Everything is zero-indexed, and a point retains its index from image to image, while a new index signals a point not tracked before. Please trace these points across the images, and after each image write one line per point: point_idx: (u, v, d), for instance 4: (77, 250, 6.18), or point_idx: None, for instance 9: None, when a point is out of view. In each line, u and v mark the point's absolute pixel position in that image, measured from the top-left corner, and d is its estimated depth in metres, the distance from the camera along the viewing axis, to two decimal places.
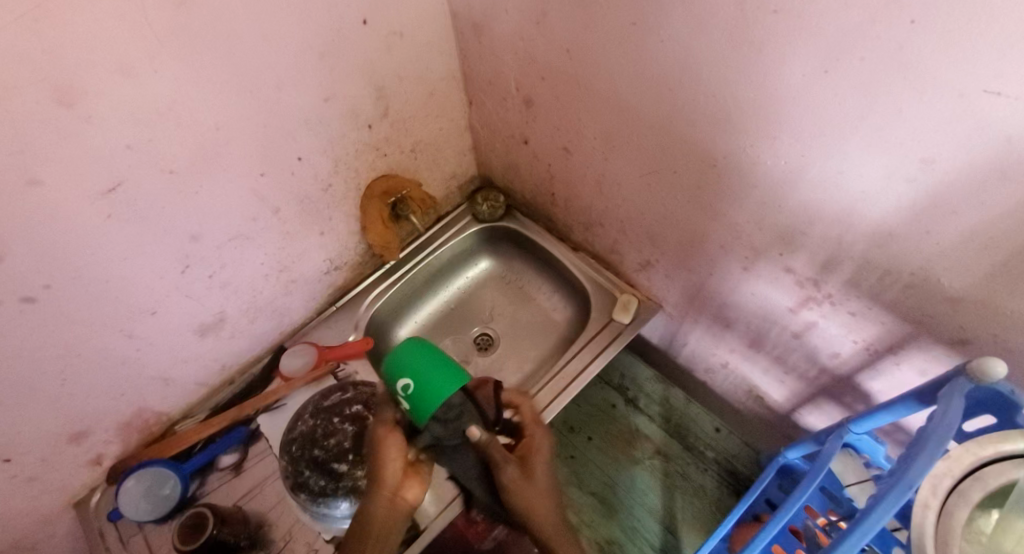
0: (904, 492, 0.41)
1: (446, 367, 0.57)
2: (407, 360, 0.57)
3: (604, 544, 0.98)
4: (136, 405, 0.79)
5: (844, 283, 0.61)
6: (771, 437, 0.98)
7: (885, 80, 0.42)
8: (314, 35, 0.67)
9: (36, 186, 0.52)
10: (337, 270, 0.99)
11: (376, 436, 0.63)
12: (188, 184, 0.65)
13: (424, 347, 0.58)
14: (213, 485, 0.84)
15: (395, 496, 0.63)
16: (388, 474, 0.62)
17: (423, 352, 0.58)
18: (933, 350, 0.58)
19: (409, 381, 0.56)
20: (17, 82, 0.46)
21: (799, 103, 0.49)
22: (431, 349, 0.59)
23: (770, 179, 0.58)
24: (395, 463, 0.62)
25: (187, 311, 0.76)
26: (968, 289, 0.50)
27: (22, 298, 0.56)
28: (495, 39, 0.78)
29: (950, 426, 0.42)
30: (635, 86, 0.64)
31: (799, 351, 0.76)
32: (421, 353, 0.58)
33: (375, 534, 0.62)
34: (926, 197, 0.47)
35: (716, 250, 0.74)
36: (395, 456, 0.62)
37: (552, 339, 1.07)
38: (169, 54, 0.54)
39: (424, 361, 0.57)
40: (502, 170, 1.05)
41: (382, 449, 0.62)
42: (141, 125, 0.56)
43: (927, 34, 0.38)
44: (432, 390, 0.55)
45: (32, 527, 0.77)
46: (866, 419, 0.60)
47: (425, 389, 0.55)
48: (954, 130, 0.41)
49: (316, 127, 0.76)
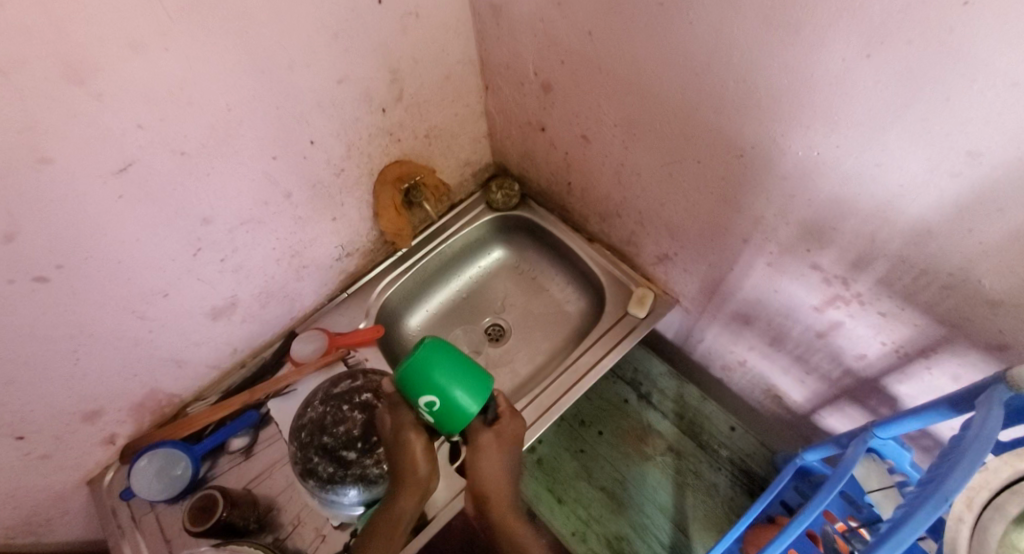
0: (939, 506, 0.38)
1: (470, 373, 0.57)
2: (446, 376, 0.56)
3: (613, 540, 0.97)
4: (149, 386, 0.79)
5: (874, 283, 0.58)
6: (788, 438, 0.96)
7: (933, 67, 0.40)
8: (329, 13, 0.65)
9: (46, 164, 0.51)
10: (349, 256, 0.98)
11: None
12: (200, 165, 0.64)
13: (456, 368, 0.56)
14: (223, 468, 0.85)
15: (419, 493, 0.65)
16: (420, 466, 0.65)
17: (457, 372, 0.56)
18: (967, 355, 0.56)
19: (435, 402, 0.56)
20: (24, 55, 0.44)
21: (838, 92, 0.46)
22: (460, 367, 0.56)
23: (798, 169, 0.55)
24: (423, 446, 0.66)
25: (199, 293, 0.76)
26: (1011, 293, 0.47)
27: (34, 278, 0.56)
28: (514, 21, 0.76)
29: (989, 439, 0.39)
30: (658, 69, 0.61)
31: (823, 351, 0.73)
32: (457, 376, 0.56)
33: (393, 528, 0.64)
34: (972, 193, 0.44)
35: (739, 244, 0.71)
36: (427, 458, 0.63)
37: (565, 330, 1.05)
38: (181, 30, 0.53)
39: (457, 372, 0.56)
40: (518, 159, 1.03)
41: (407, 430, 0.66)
42: (152, 104, 0.55)
43: (983, 15, 0.35)
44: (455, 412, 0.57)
45: (45, 503, 0.78)
46: (892, 425, 0.57)
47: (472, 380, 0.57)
48: (1005, 122, 0.38)
49: (329, 110, 0.74)
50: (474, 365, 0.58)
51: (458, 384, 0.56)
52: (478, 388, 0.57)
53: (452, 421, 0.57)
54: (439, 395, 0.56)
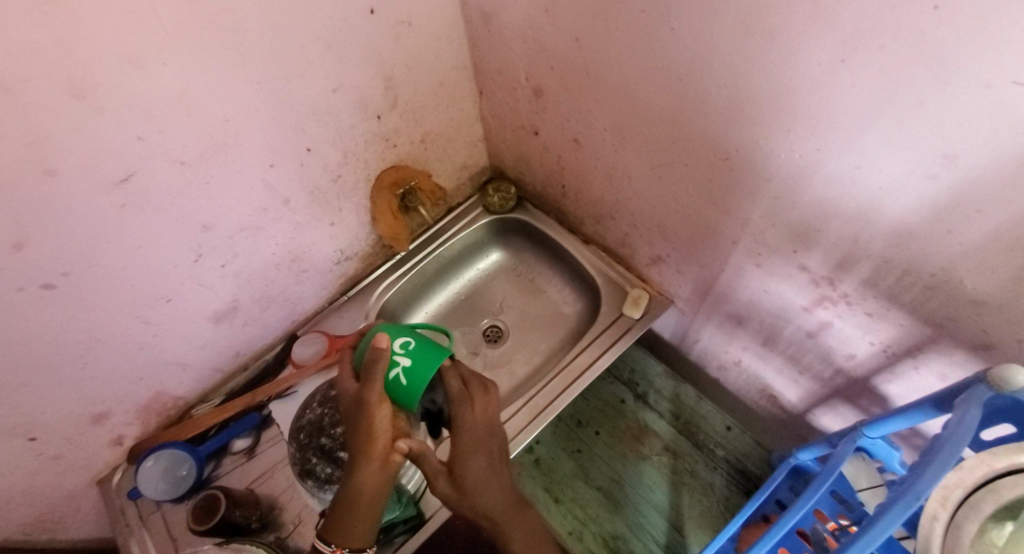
0: (911, 504, 0.39)
1: (430, 351, 0.65)
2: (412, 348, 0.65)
3: (610, 539, 0.98)
4: (154, 389, 0.81)
5: (860, 283, 0.58)
6: (784, 437, 0.96)
7: (907, 70, 0.40)
8: (322, 25, 0.66)
9: (51, 176, 0.53)
10: (348, 260, 1.00)
11: (366, 402, 0.60)
12: (199, 174, 0.66)
13: (420, 344, 0.65)
14: (226, 468, 0.86)
15: (387, 461, 0.61)
16: (382, 438, 0.60)
17: (422, 347, 0.65)
18: (954, 355, 0.56)
19: (398, 369, 0.62)
20: (29, 73, 0.46)
21: (817, 95, 0.47)
22: (421, 345, 0.65)
23: (783, 173, 0.56)
24: (387, 411, 0.61)
25: (201, 299, 0.78)
26: (991, 293, 0.48)
27: (41, 285, 0.58)
28: (505, 28, 0.77)
29: (964, 437, 0.40)
30: (645, 74, 0.62)
31: (813, 351, 0.74)
32: (421, 349, 0.65)
33: (366, 501, 0.61)
34: (948, 195, 0.44)
35: (728, 245, 0.72)
36: (386, 417, 0.61)
37: (562, 332, 1.06)
38: (178, 45, 0.55)
39: (420, 347, 0.65)
40: (514, 162, 1.04)
41: (369, 402, 0.60)
42: (151, 116, 0.57)
43: (951, 20, 0.36)
44: (419, 375, 0.62)
45: (56, 503, 0.80)
46: (880, 424, 0.57)
47: (415, 359, 0.63)
48: (979, 125, 0.39)
49: (324, 118, 0.76)
50: (430, 346, 0.66)
51: (417, 349, 0.64)
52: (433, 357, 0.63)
53: (418, 384, 0.62)
54: (401, 361, 0.63)
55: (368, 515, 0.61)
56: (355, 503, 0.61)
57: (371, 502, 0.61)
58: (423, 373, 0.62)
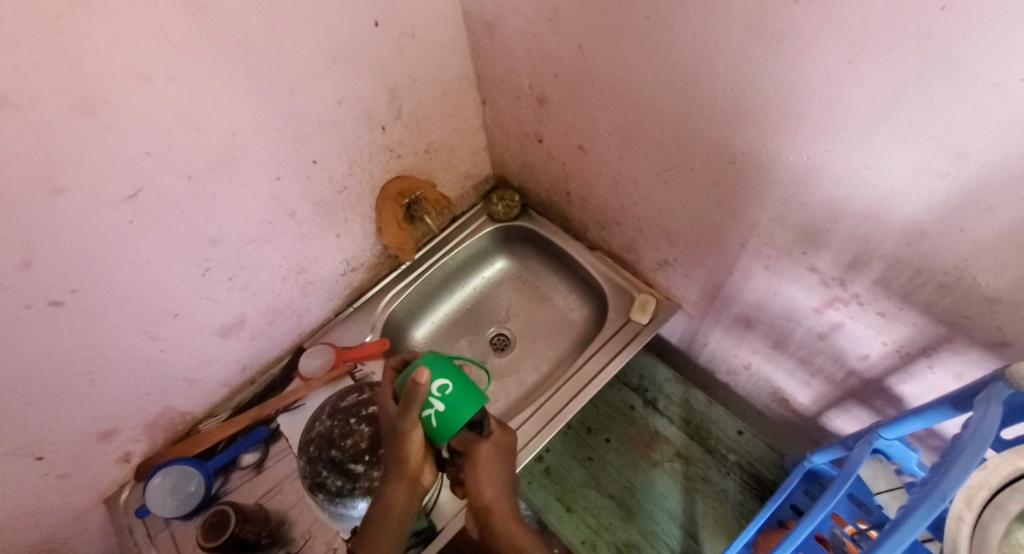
0: (937, 504, 0.38)
1: (466, 394, 0.63)
2: (448, 390, 0.62)
3: (623, 548, 0.96)
4: (162, 405, 0.81)
5: (872, 284, 0.58)
6: (797, 441, 0.95)
7: (915, 71, 0.40)
8: (326, 38, 0.67)
9: (60, 194, 0.53)
10: (354, 271, 0.99)
11: (400, 431, 0.60)
12: (207, 188, 0.66)
13: (457, 385, 0.63)
14: (235, 483, 0.86)
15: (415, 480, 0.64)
16: (413, 461, 0.62)
17: (458, 388, 0.63)
18: (968, 353, 0.55)
19: (432, 411, 0.62)
20: (39, 92, 0.47)
21: (825, 97, 0.47)
22: (458, 386, 0.63)
23: (791, 173, 0.56)
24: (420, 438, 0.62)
25: (210, 312, 0.78)
26: (1005, 290, 0.47)
27: (50, 302, 0.58)
28: (507, 37, 0.77)
29: (987, 436, 0.40)
30: (649, 80, 0.63)
31: (825, 352, 0.73)
32: (456, 391, 0.62)
33: (396, 518, 0.63)
34: (961, 192, 0.44)
35: (737, 248, 0.71)
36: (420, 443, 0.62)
37: (568, 339, 1.06)
38: (184, 61, 0.55)
39: (456, 388, 0.63)
40: (517, 170, 1.05)
41: (405, 432, 0.60)
42: (160, 132, 0.57)
43: (958, 20, 0.36)
44: (450, 420, 0.61)
45: (65, 523, 0.79)
46: (896, 425, 0.57)
47: (449, 407, 0.61)
48: (989, 123, 0.39)
49: (330, 130, 0.76)
50: (467, 387, 0.63)
51: (453, 393, 0.62)
52: (468, 403, 0.62)
53: (447, 430, 0.62)
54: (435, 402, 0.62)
55: (398, 533, 0.63)
56: (384, 520, 0.63)
57: (399, 520, 0.64)
58: (452, 423, 0.61)
